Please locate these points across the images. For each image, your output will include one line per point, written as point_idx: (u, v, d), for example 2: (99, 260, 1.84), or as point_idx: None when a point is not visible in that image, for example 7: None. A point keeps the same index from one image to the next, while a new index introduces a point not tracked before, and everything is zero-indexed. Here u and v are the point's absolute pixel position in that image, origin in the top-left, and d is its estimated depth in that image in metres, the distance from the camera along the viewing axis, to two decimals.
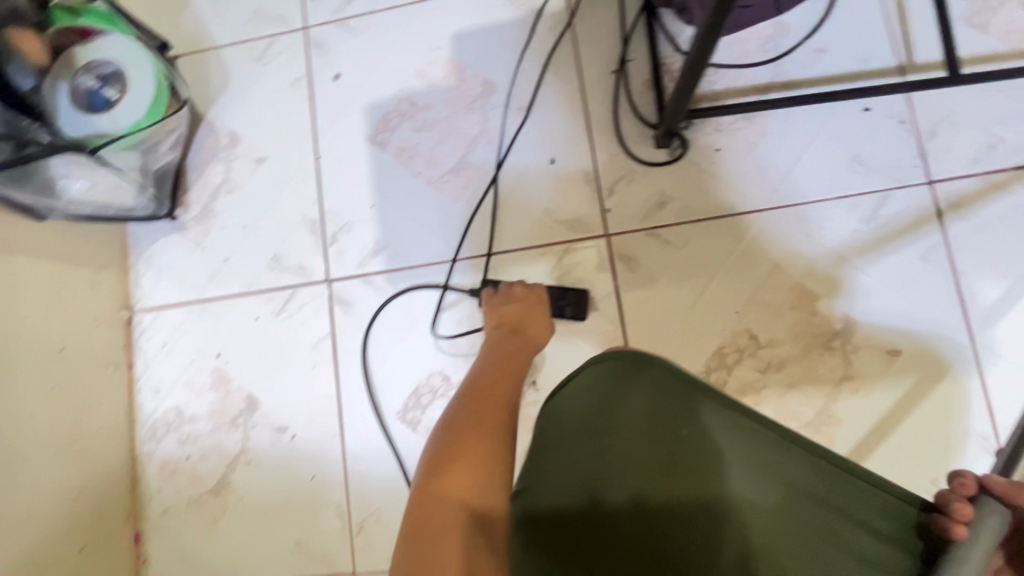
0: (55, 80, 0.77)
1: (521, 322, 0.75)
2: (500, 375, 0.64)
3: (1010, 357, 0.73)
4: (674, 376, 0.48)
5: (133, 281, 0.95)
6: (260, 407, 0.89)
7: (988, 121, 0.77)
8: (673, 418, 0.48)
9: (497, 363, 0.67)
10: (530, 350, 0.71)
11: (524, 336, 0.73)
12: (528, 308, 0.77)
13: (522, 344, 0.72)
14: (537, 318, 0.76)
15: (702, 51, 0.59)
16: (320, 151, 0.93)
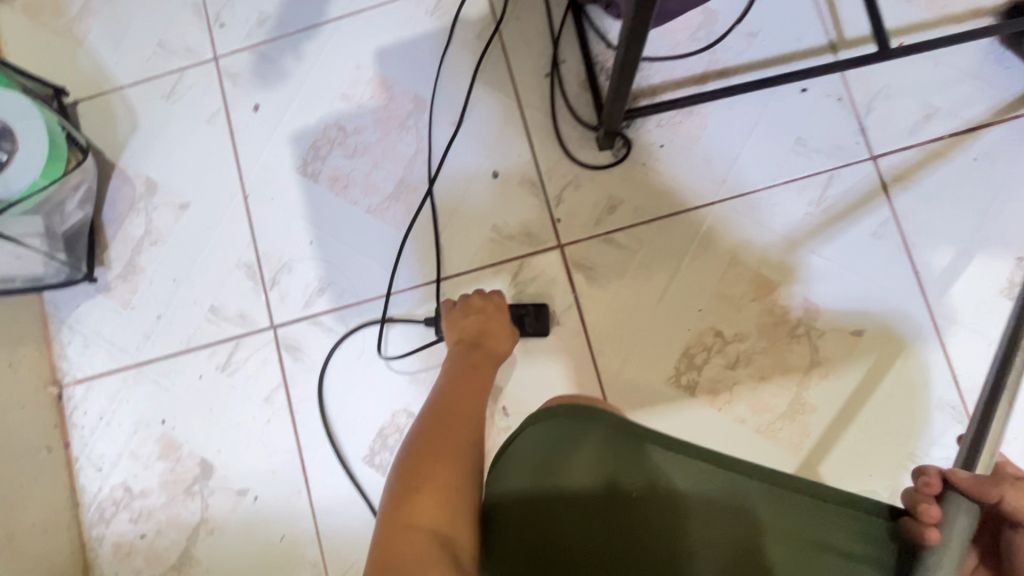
0: None
1: (482, 333, 0.72)
2: (464, 391, 0.62)
3: (967, 323, 0.73)
4: (617, 429, 0.47)
5: (58, 353, 0.87)
6: (216, 471, 0.83)
7: (921, 90, 0.77)
8: (623, 469, 0.47)
9: (462, 378, 0.64)
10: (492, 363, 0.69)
11: (486, 348, 0.70)
12: (487, 315, 0.73)
13: (483, 356, 0.69)
14: (498, 326, 0.73)
15: (628, 56, 0.56)
16: (247, 189, 0.87)
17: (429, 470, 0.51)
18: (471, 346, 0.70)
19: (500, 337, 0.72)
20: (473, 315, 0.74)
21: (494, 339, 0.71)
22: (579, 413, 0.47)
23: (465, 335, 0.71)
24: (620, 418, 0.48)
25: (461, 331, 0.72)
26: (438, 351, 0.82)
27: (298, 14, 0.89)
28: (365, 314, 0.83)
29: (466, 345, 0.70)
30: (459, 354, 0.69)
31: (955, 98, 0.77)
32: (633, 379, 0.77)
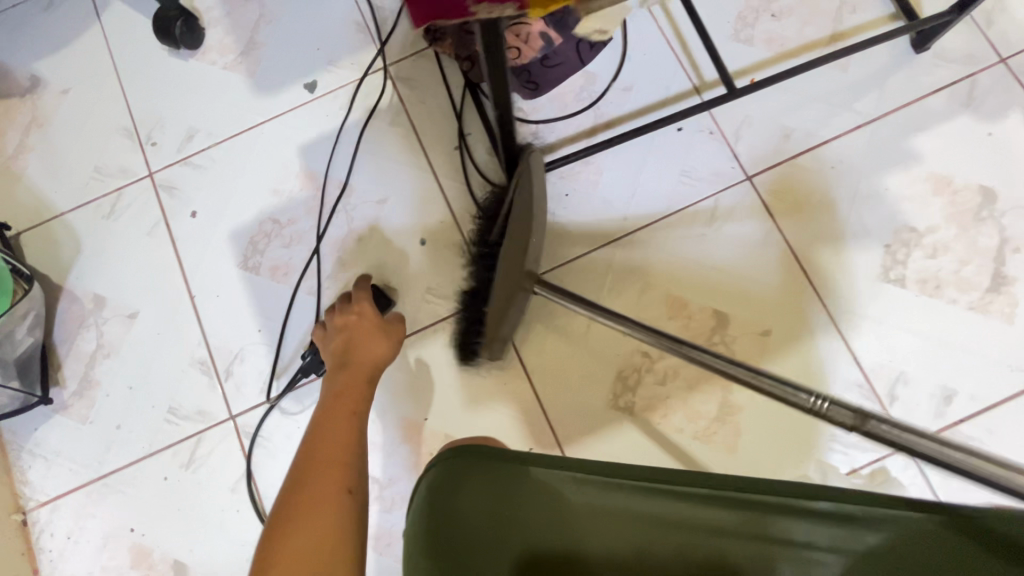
0: None
1: (352, 347, 0.76)
2: (331, 428, 0.63)
3: (856, 309, 0.82)
4: (495, 462, 0.43)
5: (19, 478, 0.88)
6: (190, 570, 0.84)
7: (778, 115, 0.89)
8: (511, 494, 0.43)
9: (332, 406, 0.67)
10: (363, 363, 0.74)
11: (357, 360, 0.74)
12: (365, 321, 0.79)
13: (356, 360, 0.74)
14: (375, 328, 0.79)
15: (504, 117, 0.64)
16: (193, 290, 0.92)
17: (299, 513, 0.52)
18: (347, 356, 0.75)
19: (378, 339, 0.77)
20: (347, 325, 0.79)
21: (371, 345, 0.76)
22: (463, 453, 0.44)
23: (340, 349, 0.76)
24: (498, 451, 0.44)
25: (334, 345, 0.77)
26: None
27: (225, 124, 0.97)
28: (277, 375, 0.88)
29: (341, 356, 0.75)
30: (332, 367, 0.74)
31: (807, 117, 0.89)
32: (573, 410, 0.83)
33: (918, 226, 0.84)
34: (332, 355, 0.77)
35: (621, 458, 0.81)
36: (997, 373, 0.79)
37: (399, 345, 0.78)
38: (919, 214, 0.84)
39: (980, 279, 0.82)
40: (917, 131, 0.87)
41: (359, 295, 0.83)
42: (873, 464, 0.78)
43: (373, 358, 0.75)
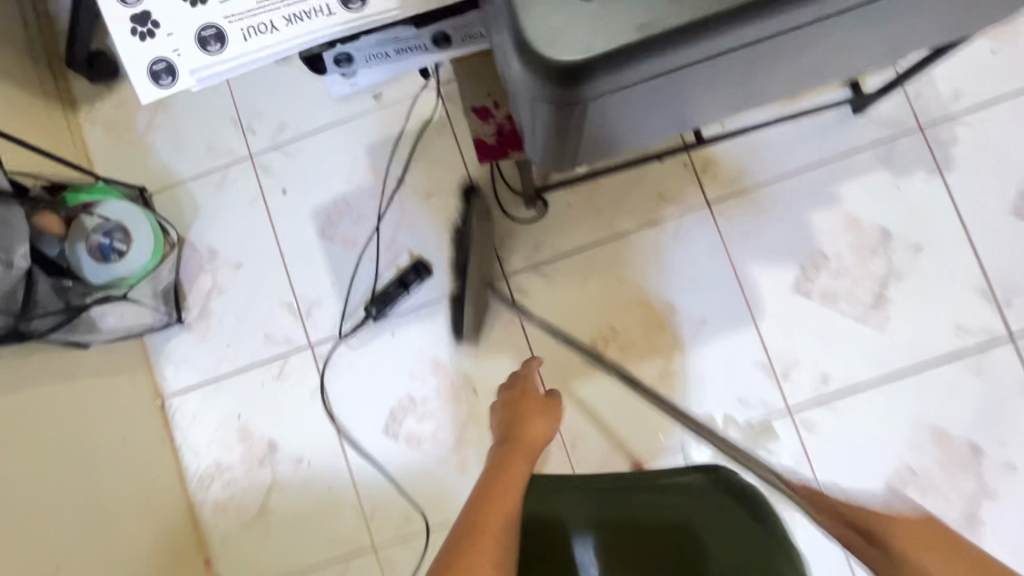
0: (73, 242, 1.04)
1: (519, 421, 0.75)
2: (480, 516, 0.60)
3: (770, 310, 1.13)
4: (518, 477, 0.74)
5: (159, 375, 1.23)
6: (280, 447, 1.20)
7: (739, 156, 1.15)
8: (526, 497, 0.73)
9: (482, 503, 0.62)
10: (531, 449, 0.71)
11: (523, 439, 0.72)
12: (532, 407, 0.77)
13: (521, 445, 0.71)
14: (541, 414, 0.76)
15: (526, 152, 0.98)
16: (283, 250, 1.23)
17: None
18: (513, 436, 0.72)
19: (541, 419, 0.75)
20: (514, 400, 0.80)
21: (538, 430, 0.74)
22: None
23: (510, 434, 0.73)
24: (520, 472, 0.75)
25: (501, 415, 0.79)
26: (381, 325, 1.20)
27: (309, 121, 1.24)
28: (344, 318, 1.21)
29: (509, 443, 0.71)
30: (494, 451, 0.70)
31: (760, 159, 1.14)
32: (557, 364, 1.16)
33: (828, 253, 1.12)
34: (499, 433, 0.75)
35: (585, 400, 1.15)
36: (863, 366, 1.10)
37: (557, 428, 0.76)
38: (831, 244, 1.12)
39: (866, 297, 1.11)
40: (841, 179, 1.13)
41: (524, 368, 0.89)
42: (762, 420, 1.11)
43: (531, 437, 0.72)
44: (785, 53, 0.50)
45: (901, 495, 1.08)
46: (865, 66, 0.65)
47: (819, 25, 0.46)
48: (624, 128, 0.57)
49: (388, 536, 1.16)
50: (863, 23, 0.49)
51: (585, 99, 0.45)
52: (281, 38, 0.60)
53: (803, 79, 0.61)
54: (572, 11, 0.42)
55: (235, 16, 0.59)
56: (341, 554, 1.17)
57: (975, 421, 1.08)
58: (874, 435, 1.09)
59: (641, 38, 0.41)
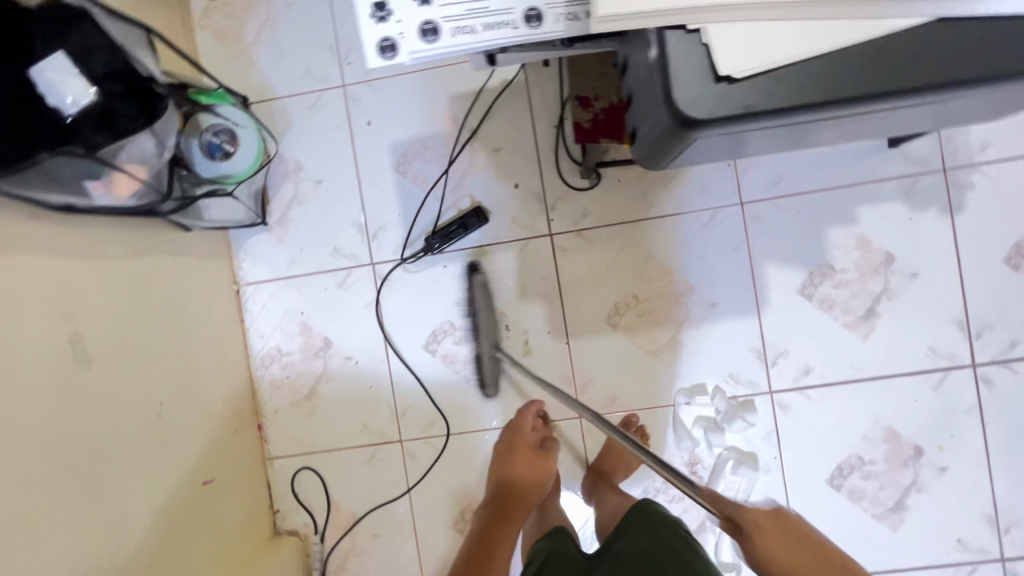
0: (190, 137, 1.17)
1: (517, 461, 1.18)
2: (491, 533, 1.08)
3: (774, 305, 1.30)
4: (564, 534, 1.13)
5: (237, 264, 1.42)
6: (334, 344, 1.40)
7: (778, 166, 1.29)
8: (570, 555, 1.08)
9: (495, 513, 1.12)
10: (531, 497, 1.16)
11: (522, 484, 1.16)
12: (526, 462, 1.18)
13: (526, 496, 1.15)
14: (534, 463, 1.19)
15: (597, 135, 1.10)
16: (361, 176, 1.38)
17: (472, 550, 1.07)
18: (519, 493, 1.15)
19: (541, 464, 1.19)
20: (512, 451, 1.21)
21: (532, 464, 1.18)
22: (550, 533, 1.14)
23: (514, 473, 1.16)
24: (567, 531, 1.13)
25: (508, 472, 1.17)
26: (436, 257, 1.37)
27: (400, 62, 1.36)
28: (405, 246, 1.38)
29: (517, 481, 1.16)
30: (503, 506, 1.13)
31: (796, 172, 1.28)
32: (582, 318, 1.34)
33: (835, 265, 1.28)
34: (504, 490, 1.15)
35: (600, 352, 1.34)
36: (842, 367, 1.28)
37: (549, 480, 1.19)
38: (840, 259, 1.28)
39: (859, 309, 1.27)
40: (863, 202, 1.27)
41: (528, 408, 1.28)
42: (746, 395, 1.30)
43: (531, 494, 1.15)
44: (848, 122, 0.67)
45: (847, 477, 1.29)
46: (904, 127, 0.81)
47: (879, 110, 0.62)
48: (707, 151, 0.74)
49: (415, 433, 1.38)
50: (909, 112, 0.66)
51: (694, 138, 0.62)
52: (515, 35, 0.62)
53: (849, 133, 0.78)
54: (705, 85, 0.58)
55: (451, 16, 0.62)
56: (373, 440, 1.39)
57: (924, 427, 1.27)
58: (837, 425, 1.29)
59: (748, 113, 0.58)
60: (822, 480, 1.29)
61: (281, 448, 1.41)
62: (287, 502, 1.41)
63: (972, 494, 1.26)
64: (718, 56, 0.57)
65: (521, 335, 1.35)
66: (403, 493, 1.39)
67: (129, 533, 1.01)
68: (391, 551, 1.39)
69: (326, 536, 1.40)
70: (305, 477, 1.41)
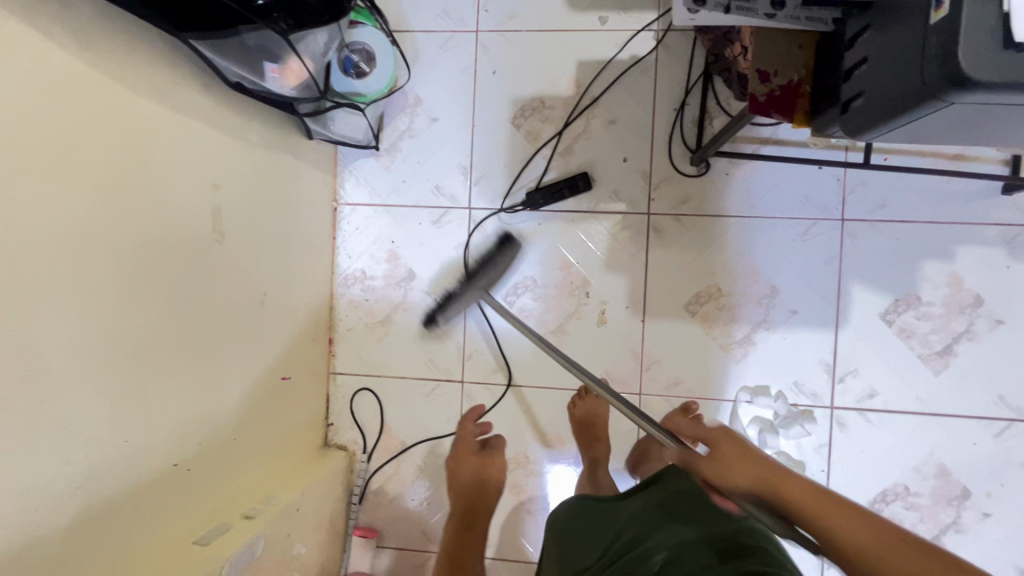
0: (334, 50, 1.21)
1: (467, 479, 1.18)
2: (461, 550, 1.15)
3: (853, 324, 1.32)
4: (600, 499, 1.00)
5: (340, 183, 1.46)
6: (417, 277, 1.44)
7: (886, 191, 1.31)
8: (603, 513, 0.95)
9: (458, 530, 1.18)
10: (490, 504, 1.18)
11: (477, 497, 1.18)
12: (473, 472, 1.18)
13: (485, 507, 1.18)
14: (481, 467, 1.19)
15: (730, 127, 1.12)
16: (475, 120, 1.42)
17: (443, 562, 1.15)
18: (476, 504, 1.18)
19: (486, 470, 1.19)
20: (458, 460, 1.20)
21: (477, 473, 1.18)
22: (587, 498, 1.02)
23: (464, 485, 1.18)
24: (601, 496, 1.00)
25: (459, 483, 1.18)
26: (532, 213, 1.41)
27: (537, 19, 1.39)
28: (505, 196, 1.42)
29: (472, 492, 1.18)
30: (466, 519, 1.18)
31: (902, 199, 1.30)
32: (662, 299, 1.37)
33: (922, 297, 1.30)
34: (462, 500, 1.18)
35: (673, 335, 1.37)
36: (907, 398, 1.30)
37: (501, 474, 1.20)
38: (928, 291, 1.29)
39: (937, 344, 1.29)
40: (964, 241, 1.28)
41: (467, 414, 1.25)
42: (806, 405, 1.33)
43: (489, 503, 1.18)
44: None
45: (889, 503, 1.31)
46: None
47: None
48: (900, 128, 0.76)
49: (477, 377, 1.43)
50: None
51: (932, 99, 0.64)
52: None
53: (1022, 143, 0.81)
54: (987, 50, 0.59)
55: None
56: (435, 375, 1.44)
57: (976, 471, 1.29)
58: (889, 451, 1.31)
59: (1010, 83, 0.59)
60: (864, 501, 1.32)
61: (347, 365, 1.46)
62: (342, 418, 1.47)
63: (1010, 544, 1.28)
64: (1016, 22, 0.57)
65: (599, 303, 1.39)
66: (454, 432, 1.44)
67: (226, 396, 1.06)
68: (431, 484, 1.44)
69: (372, 457, 1.46)
70: (364, 397, 1.46)
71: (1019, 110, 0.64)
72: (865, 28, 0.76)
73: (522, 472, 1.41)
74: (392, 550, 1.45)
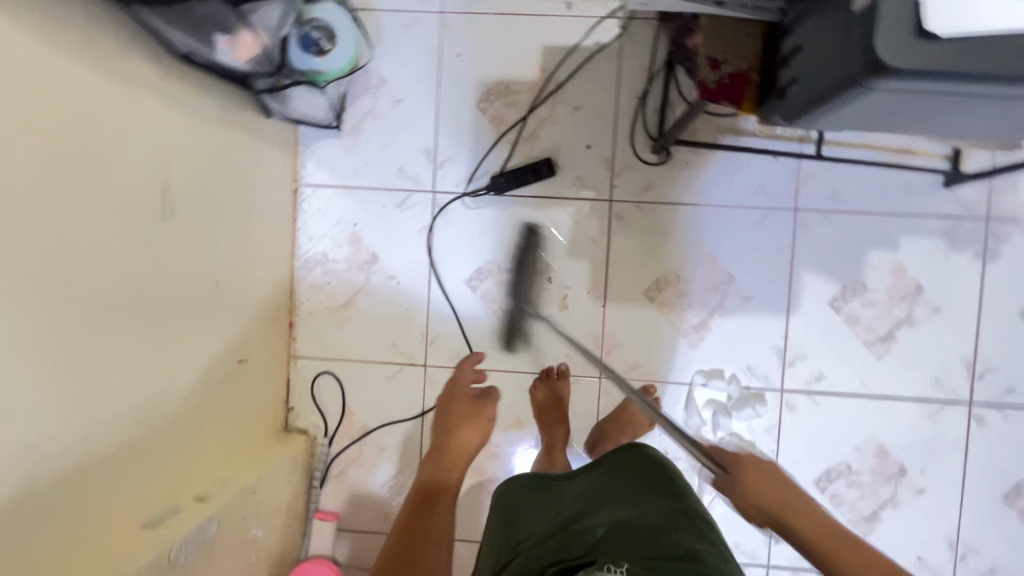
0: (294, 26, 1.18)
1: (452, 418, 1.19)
2: (431, 490, 1.09)
3: (803, 311, 1.37)
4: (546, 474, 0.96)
5: (301, 164, 1.43)
6: (379, 261, 1.43)
7: (836, 182, 1.35)
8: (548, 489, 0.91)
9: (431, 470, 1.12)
10: (469, 445, 1.15)
11: (457, 437, 1.15)
12: (461, 413, 1.19)
13: (463, 449, 1.15)
14: (470, 411, 1.19)
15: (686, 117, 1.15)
16: (440, 103, 1.41)
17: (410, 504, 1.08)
18: (456, 443, 1.15)
19: (474, 412, 1.20)
20: (449, 402, 1.22)
21: (465, 414, 1.19)
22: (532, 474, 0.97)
23: (448, 423, 1.18)
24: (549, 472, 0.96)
25: (445, 422, 1.18)
26: (496, 198, 1.41)
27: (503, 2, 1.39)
28: (469, 181, 1.41)
29: (454, 431, 1.16)
30: (442, 459, 1.13)
31: (852, 191, 1.35)
32: (622, 284, 1.40)
33: (868, 285, 1.35)
34: (444, 437, 1.16)
35: (632, 320, 1.40)
36: (852, 382, 1.37)
37: (489, 426, 1.19)
38: (873, 280, 1.35)
39: (880, 330, 1.35)
40: (907, 232, 1.34)
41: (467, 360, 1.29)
42: (758, 389, 1.38)
43: (467, 444, 1.15)
44: (974, 116, 0.73)
45: (832, 481, 1.37)
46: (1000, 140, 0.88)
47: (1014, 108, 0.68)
48: (836, 115, 0.79)
49: (439, 361, 1.43)
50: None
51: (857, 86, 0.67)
52: None
53: (949, 134, 0.85)
54: (903, 35, 0.61)
55: None
56: (398, 360, 1.44)
57: (912, 450, 1.36)
58: (833, 432, 1.37)
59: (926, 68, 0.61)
60: (809, 478, 1.38)
61: (308, 349, 1.45)
62: (303, 402, 1.45)
63: (941, 518, 1.36)
64: (927, 11, 0.60)
65: (561, 289, 1.40)
66: (416, 415, 1.44)
67: (177, 376, 1.04)
68: (393, 467, 1.45)
69: (333, 441, 1.45)
70: (325, 381, 1.45)
71: (951, 99, 0.67)
72: (801, 17, 0.79)
73: (484, 455, 1.43)
74: (353, 534, 1.45)
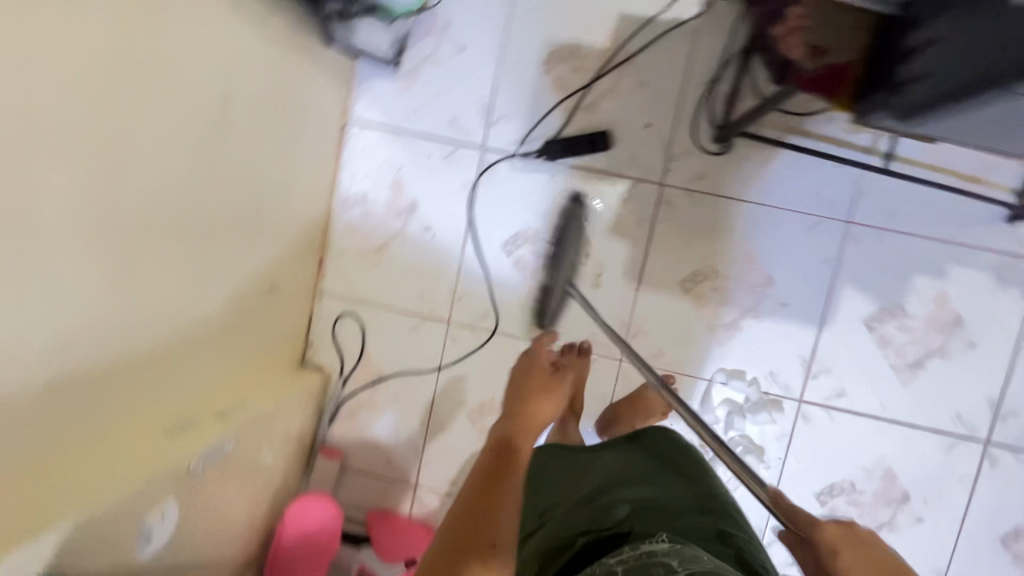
0: None
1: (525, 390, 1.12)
2: None
3: (837, 325, 1.35)
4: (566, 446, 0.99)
5: (353, 99, 1.40)
6: (418, 210, 1.41)
7: (896, 200, 1.32)
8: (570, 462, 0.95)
9: None
10: None
11: None
12: None
13: None
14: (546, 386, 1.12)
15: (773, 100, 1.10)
16: (503, 58, 1.36)
17: None
18: None
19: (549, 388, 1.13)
20: None
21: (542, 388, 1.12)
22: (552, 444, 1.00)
23: None
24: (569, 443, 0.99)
25: None
26: (545, 163, 1.38)
27: None
28: (521, 142, 1.38)
29: None
30: None
31: (909, 212, 1.31)
32: (659, 271, 1.38)
33: (907, 309, 1.33)
34: None
35: (663, 308, 1.38)
36: (873, 403, 1.36)
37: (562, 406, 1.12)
38: (913, 305, 1.33)
39: (911, 356, 1.34)
40: (957, 262, 1.31)
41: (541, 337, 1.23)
42: (777, 396, 1.37)
43: None
44: None
45: (833, 496, 1.38)
46: None
47: None
48: None
49: (463, 319, 1.43)
50: None
51: None
52: None
53: None
54: None
55: None
56: (422, 312, 1.43)
57: (919, 479, 1.36)
58: (844, 449, 1.37)
59: None
60: (811, 490, 1.39)
61: (334, 288, 1.44)
62: (322, 339, 1.45)
63: (934, 549, 1.37)
64: None
65: (596, 267, 1.39)
66: (432, 369, 1.44)
67: (211, 293, 1.04)
68: (402, 417, 1.46)
69: (347, 382, 1.46)
70: (347, 322, 1.45)
71: None
72: (942, 10, 0.74)
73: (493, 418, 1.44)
74: (354, 474, 1.48)
